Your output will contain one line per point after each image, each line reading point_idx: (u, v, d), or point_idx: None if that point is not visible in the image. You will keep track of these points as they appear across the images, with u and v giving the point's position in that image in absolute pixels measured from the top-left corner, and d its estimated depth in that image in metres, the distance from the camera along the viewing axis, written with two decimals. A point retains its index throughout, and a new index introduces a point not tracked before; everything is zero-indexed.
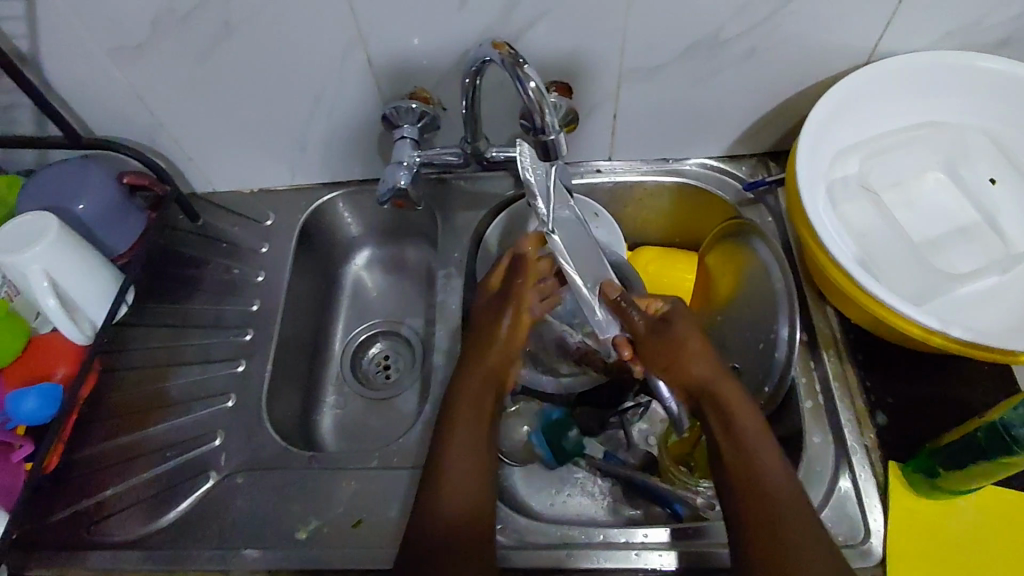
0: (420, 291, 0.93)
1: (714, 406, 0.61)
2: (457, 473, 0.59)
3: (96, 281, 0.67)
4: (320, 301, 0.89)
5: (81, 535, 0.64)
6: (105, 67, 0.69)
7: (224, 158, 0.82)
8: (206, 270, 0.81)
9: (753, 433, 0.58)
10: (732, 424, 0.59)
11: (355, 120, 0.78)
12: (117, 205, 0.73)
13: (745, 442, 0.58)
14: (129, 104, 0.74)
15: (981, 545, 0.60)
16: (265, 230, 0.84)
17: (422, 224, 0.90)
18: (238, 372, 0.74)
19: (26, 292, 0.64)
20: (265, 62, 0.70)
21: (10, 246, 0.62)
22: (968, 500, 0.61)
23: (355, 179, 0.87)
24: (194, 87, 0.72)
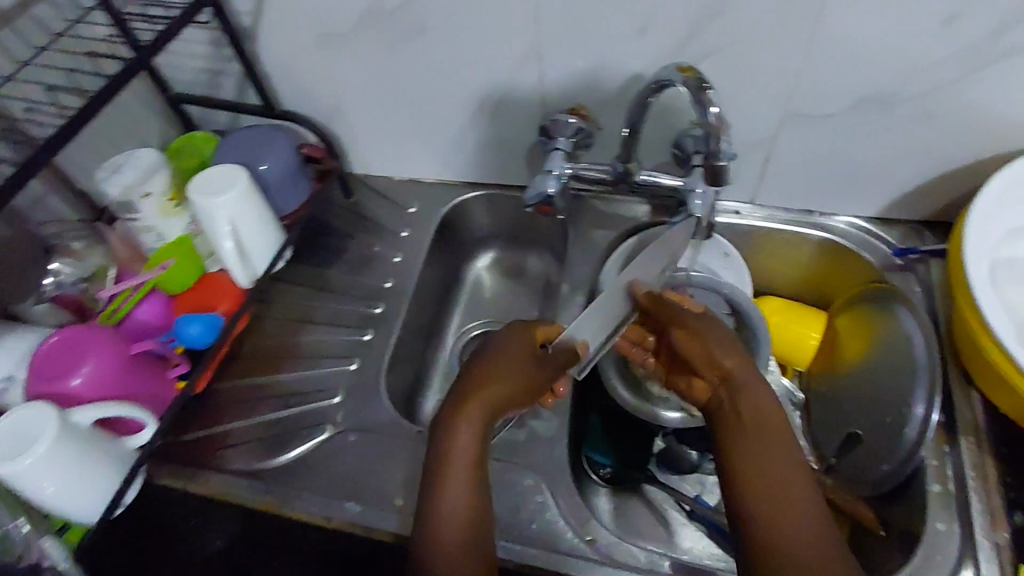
0: (535, 299, 0.96)
1: (741, 442, 0.54)
2: (463, 495, 0.54)
3: (266, 234, 0.73)
4: (443, 292, 0.93)
5: (207, 457, 0.70)
6: (307, 50, 0.77)
7: (385, 146, 0.89)
8: (350, 244, 0.88)
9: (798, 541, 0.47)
10: (758, 495, 0.51)
11: (511, 128, 0.82)
12: (293, 171, 0.81)
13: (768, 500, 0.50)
14: (318, 85, 0.82)
15: None
16: (407, 216, 0.90)
17: (549, 236, 0.93)
18: (363, 340, 0.80)
19: (206, 231, 0.71)
20: (444, 63, 0.75)
21: (205, 189, 0.68)
22: None
23: (497, 183, 0.91)
24: (377, 78, 0.79)
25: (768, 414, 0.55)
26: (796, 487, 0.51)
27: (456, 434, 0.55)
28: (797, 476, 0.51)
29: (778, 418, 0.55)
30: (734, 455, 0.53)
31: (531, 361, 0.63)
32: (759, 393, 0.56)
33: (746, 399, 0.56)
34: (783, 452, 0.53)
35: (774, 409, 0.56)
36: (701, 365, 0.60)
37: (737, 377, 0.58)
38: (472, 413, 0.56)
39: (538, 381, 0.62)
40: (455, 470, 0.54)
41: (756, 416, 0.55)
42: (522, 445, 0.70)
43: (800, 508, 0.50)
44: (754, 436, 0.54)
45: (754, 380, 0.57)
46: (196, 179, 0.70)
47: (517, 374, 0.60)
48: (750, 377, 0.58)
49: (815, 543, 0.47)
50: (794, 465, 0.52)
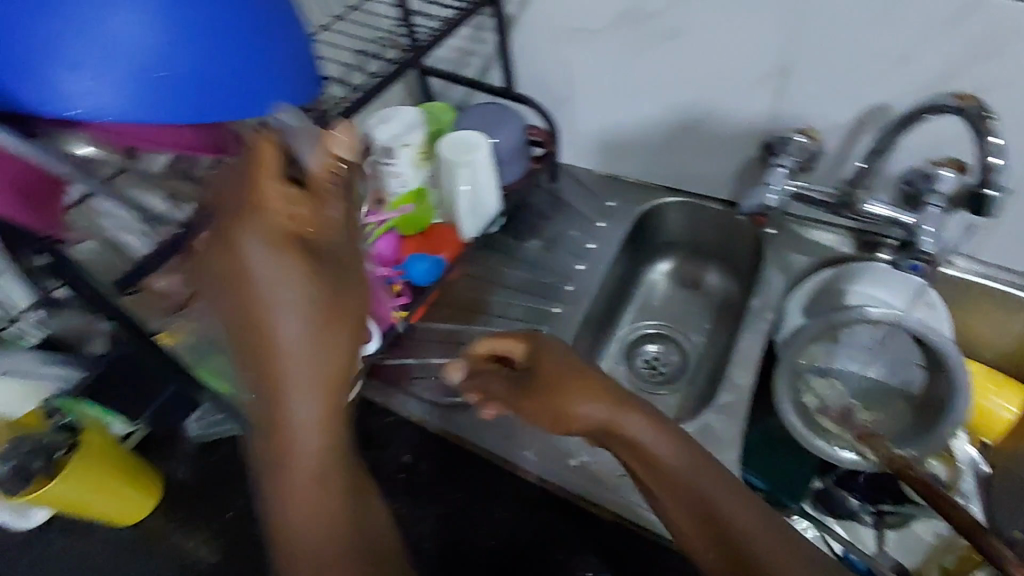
0: (708, 313, 0.97)
1: (631, 460, 0.53)
2: (315, 525, 0.50)
3: (492, 196, 0.81)
4: (622, 288, 0.97)
5: (403, 381, 0.78)
6: (558, 41, 0.85)
7: (598, 141, 0.95)
8: (549, 225, 0.94)
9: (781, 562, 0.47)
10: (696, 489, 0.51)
11: (731, 141, 0.85)
12: (517, 148, 0.89)
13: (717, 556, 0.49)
14: (555, 74, 0.89)
15: None
16: (605, 210, 0.95)
17: (737, 254, 0.94)
18: (553, 313, 0.85)
19: (442, 186, 0.80)
20: (686, 68, 0.80)
21: (455, 148, 0.77)
22: None
23: (697, 194, 0.93)
24: (614, 76, 0.85)
25: (631, 445, 0.53)
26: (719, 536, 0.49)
27: (283, 489, 0.50)
28: (696, 471, 0.51)
29: (669, 438, 0.53)
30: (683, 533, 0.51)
31: (291, 295, 0.44)
32: (632, 419, 0.53)
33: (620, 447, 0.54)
34: (694, 477, 0.51)
35: (606, 395, 0.54)
36: (581, 425, 0.54)
37: (594, 392, 0.54)
38: (296, 393, 0.46)
39: (343, 320, 0.46)
40: (289, 475, 0.49)
41: (603, 430, 0.54)
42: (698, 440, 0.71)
43: (754, 540, 0.48)
44: (683, 493, 0.51)
45: (638, 409, 0.54)
46: (447, 138, 0.78)
47: (300, 318, 0.44)
48: (598, 393, 0.54)
49: (790, 567, 0.47)
50: (716, 488, 0.51)
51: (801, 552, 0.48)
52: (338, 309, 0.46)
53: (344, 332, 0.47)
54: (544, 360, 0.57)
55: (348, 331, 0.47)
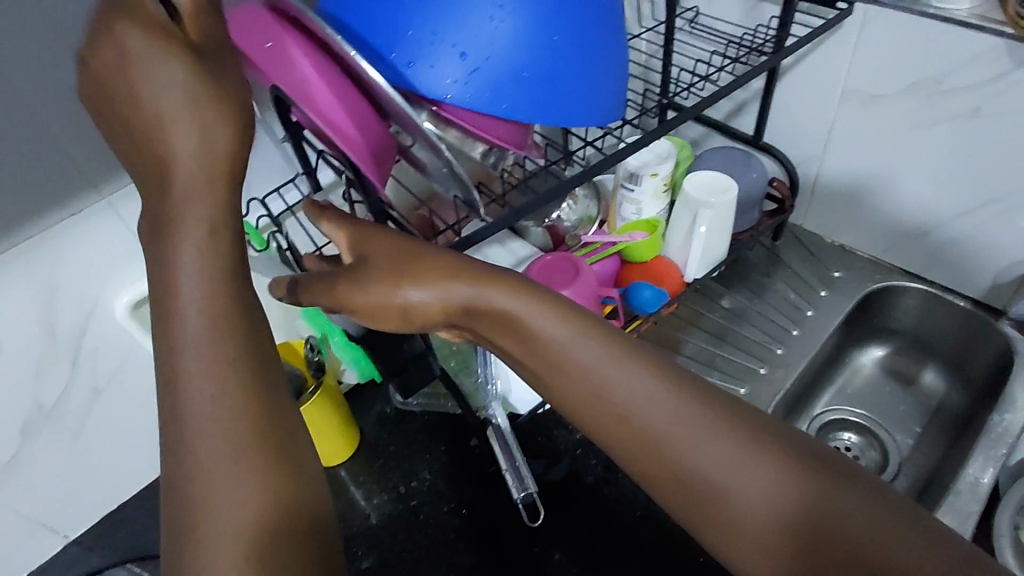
0: (920, 415, 0.88)
1: (624, 435, 0.44)
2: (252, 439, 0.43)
3: (723, 242, 0.80)
4: (827, 364, 0.90)
5: None
6: (831, 99, 0.82)
7: (839, 207, 0.90)
8: (766, 283, 0.91)
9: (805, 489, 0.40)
10: (648, 412, 0.44)
11: (1002, 236, 0.77)
12: (755, 198, 0.86)
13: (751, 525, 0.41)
14: (816, 132, 0.86)
15: None
16: (828, 278, 0.90)
17: (972, 360, 0.85)
18: (758, 372, 0.82)
19: (677, 220, 0.80)
20: (972, 151, 0.74)
21: (703, 190, 0.77)
22: None
23: (939, 284, 0.86)
24: (883, 145, 0.81)
25: (573, 365, 0.45)
26: (740, 493, 0.41)
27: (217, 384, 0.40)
28: (685, 424, 0.43)
29: (656, 380, 0.44)
30: (699, 505, 0.42)
31: (444, 271, 0.47)
32: (581, 359, 0.45)
33: (612, 430, 0.45)
34: (695, 433, 0.43)
35: (557, 329, 0.46)
36: (426, 310, 0.47)
37: (471, 280, 0.47)
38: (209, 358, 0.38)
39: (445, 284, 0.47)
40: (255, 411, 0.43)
41: (585, 390, 0.45)
42: None
43: (809, 489, 0.40)
44: (697, 460, 0.42)
45: (581, 327, 0.46)
46: (696, 178, 0.78)
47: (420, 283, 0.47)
48: (516, 308, 0.46)
49: (864, 513, 0.38)
50: (655, 396, 0.44)
51: (851, 471, 0.41)
52: (417, 258, 0.48)
53: (448, 281, 0.47)
54: (463, 270, 0.47)
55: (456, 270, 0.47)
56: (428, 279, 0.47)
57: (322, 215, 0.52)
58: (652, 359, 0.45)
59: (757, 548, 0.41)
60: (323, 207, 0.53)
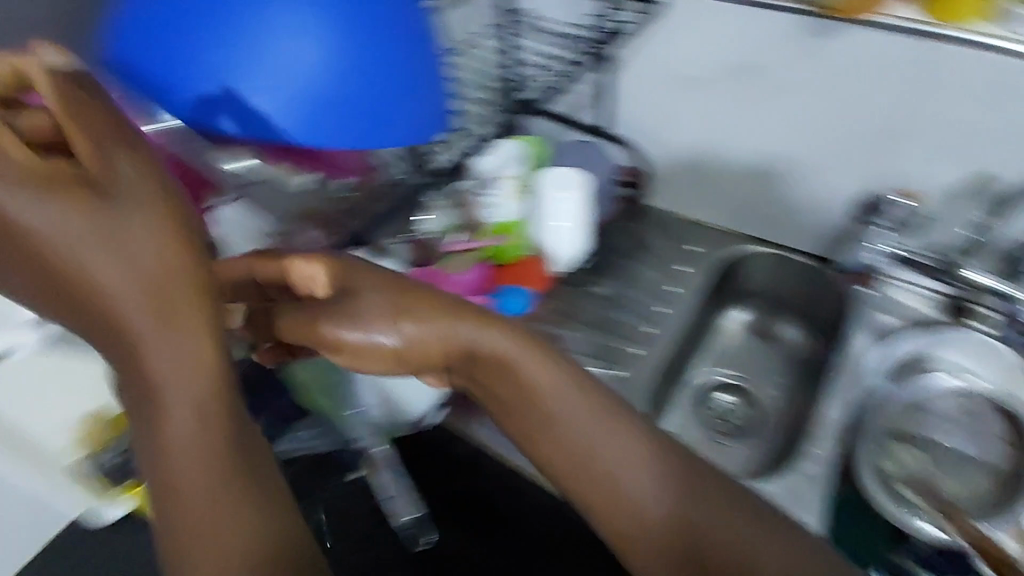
0: (783, 368, 0.95)
1: (559, 461, 0.46)
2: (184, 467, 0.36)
3: (582, 233, 0.84)
4: (697, 333, 0.96)
5: None
6: (668, 86, 0.86)
7: (688, 185, 0.95)
8: (632, 264, 0.94)
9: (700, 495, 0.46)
10: (569, 416, 0.46)
11: (829, 194, 0.85)
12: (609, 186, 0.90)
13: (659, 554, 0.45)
14: (658, 118, 0.90)
15: None
16: (687, 254, 0.95)
17: (819, 310, 0.93)
18: (635, 353, 0.85)
19: (541, 219, 0.82)
20: (792, 120, 0.81)
21: (556, 185, 0.80)
22: None
23: (782, 245, 0.93)
24: (719, 124, 0.86)
25: (499, 364, 0.46)
26: (654, 526, 0.45)
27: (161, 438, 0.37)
28: (597, 428, 0.46)
29: (606, 425, 0.46)
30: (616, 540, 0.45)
31: (364, 304, 0.45)
32: (531, 393, 0.46)
33: (550, 448, 0.46)
34: (621, 475, 0.45)
35: (505, 351, 0.46)
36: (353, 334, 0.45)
37: (412, 294, 0.46)
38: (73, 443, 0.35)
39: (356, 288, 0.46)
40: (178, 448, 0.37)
41: (513, 387, 0.46)
42: None
43: (699, 496, 0.46)
44: (620, 496, 0.45)
45: (524, 365, 0.46)
46: (548, 174, 0.81)
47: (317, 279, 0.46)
48: (456, 345, 0.46)
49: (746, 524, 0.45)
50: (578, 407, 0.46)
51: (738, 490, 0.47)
52: (353, 281, 0.46)
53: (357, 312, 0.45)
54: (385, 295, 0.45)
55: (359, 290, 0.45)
56: (327, 328, 0.45)
57: (279, 260, 0.46)
58: (606, 402, 0.47)
59: (648, 547, 0.45)
60: (294, 249, 0.46)
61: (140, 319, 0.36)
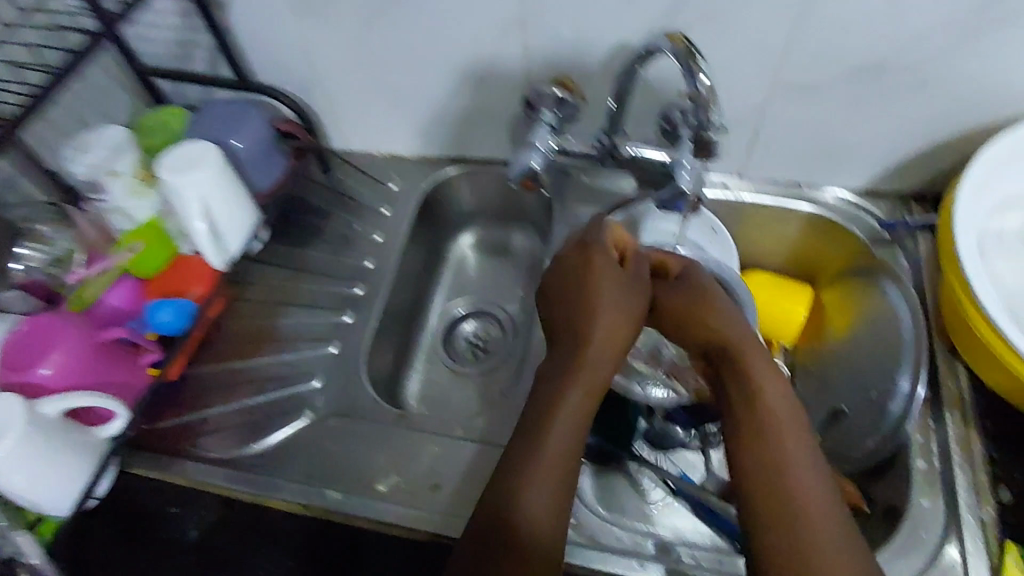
0: (521, 279, 0.93)
1: (577, 384, 0.55)
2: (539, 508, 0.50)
3: (238, 214, 0.71)
4: (425, 271, 0.91)
5: (185, 445, 0.69)
6: (281, 19, 0.72)
7: (365, 119, 0.85)
8: (328, 221, 0.85)
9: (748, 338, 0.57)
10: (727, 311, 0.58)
11: (493, 101, 0.78)
12: (266, 147, 0.76)
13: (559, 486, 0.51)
14: (293, 56, 0.77)
15: None
16: (388, 193, 0.87)
17: (537, 212, 0.90)
18: (344, 322, 0.78)
19: (174, 213, 0.68)
20: (419, 34, 0.71)
21: (175, 167, 0.65)
22: None
23: (480, 159, 0.88)
24: (353, 49, 0.75)
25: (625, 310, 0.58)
26: (822, 504, 0.48)
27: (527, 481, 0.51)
28: (700, 301, 0.60)
29: (773, 381, 0.54)
30: (541, 456, 0.51)
31: (618, 293, 0.58)
32: (580, 381, 0.55)
33: (570, 391, 0.54)
34: (766, 395, 0.53)
35: (627, 336, 0.57)
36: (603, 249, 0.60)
37: (602, 266, 0.59)
38: None
39: (616, 344, 0.57)
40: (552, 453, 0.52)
41: (619, 328, 0.57)
42: None
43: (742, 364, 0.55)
44: (795, 473, 0.49)
45: (754, 352, 0.55)
46: (164, 158, 0.66)
47: (607, 314, 0.57)
48: (621, 342, 0.57)
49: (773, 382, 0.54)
50: (696, 285, 0.61)
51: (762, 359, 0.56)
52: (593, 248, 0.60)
53: (603, 319, 0.57)
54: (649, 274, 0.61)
55: (638, 296, 0.59)
56: (598, 298, 0.57)
57: (596, 241, 0.60)
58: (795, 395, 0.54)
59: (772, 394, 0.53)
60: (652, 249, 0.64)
61: (578, 287, 0.59)
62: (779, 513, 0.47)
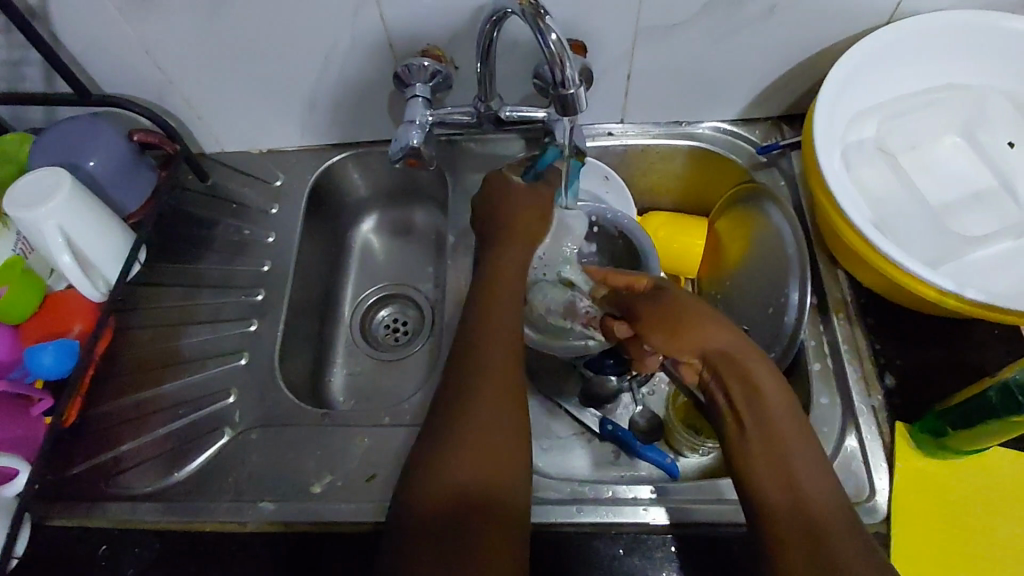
0: (429, 255, 0.92)
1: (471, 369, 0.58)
2: (447, 533, 0.49)
3: (108, 240, 0.68)
4: (329, 262, 0.88)
5: (102, 488, 0.65)
6: (113, 21, 0.67)
7: (234, 117, 0.80)
8: (216, 230, 0.81)
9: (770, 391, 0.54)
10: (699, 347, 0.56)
11: (364, 80, 0.76)
12: (129, 163, 0.73)
13: (489, 419, 0.55)
14: (138, 60, 0.71)
15: (972, 512, 0.59)
16: (274, 191, 0.84)
17: (431, 188, 0.89)
18: (250, 331, 0.75)
19: (38, 246, 0.65)
20: (269, 20, 0.68)
21: (25, 201, 0.62)
22: (959, 463, 0.61)
23: (364, 141, 0.85)
24: (201, 43, 0.70)
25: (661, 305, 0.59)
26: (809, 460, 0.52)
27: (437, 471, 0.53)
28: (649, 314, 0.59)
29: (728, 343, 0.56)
30: (464, 426, 0.55)
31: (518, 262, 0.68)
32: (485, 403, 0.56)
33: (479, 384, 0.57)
34: (759, 377, 0.54)
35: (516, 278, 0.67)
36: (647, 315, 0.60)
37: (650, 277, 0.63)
38: None
39: (496, 294, 0.64)
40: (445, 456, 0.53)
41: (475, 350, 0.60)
42: (434, 404, 0.69)
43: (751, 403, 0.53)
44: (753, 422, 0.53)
45: (752, 356, 0.55)
46: (12, 191, 0.63)
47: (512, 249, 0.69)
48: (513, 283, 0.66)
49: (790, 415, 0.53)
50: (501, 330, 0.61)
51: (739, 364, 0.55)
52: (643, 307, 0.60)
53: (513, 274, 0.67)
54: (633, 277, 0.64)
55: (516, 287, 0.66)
56: (505, 262, 0.68)
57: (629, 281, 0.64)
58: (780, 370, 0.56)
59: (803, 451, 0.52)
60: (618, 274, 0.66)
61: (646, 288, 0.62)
62: (762, 457, 0.52)
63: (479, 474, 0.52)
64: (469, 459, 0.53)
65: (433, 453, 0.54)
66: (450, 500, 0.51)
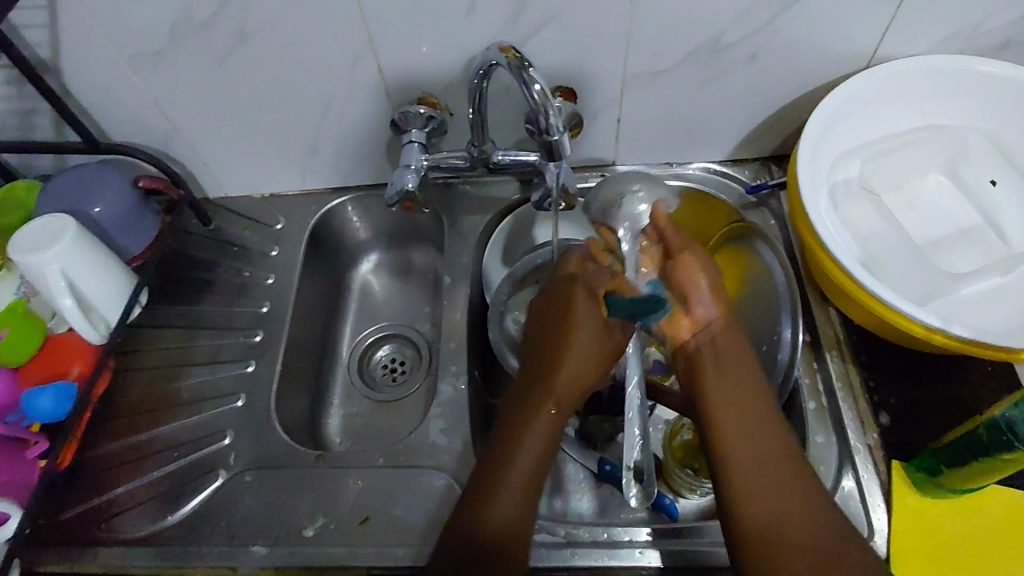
0: (427, 295, 0.93)
1: (540, 421, 0.58)
2: (508, 505, 0.55)
3: (111, 283, 0.69)
4: (327, 303, 0.89)
5: (93, 532, 0.65)
6: (122, 73, 0.70)
7: (237, 163, 0.83)
8: (217, 273, 0.83)
9: (776, 447, 0.56)
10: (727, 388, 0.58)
11: (363, 126, 0.78)
12: (133, 208, 0.75)
13: (540, 453, 0.58)
14: (145, 110, 0.74)
15: (974, 553, 0.58)
16: (275, 234, 0.85)
17: (428, 229, 0.90)
18: (247, 372, 0.76)
19: (40, 290, 0.66)
20: (271, 71, 0.70)
21: (32, 245, 0.64)
22: (960, 504, 0.60)
23: (363, 184, 0.87)
24: (206, 94, 0.73)
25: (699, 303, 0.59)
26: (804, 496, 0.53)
27: (499, 488, 0.56)
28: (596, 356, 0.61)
29: (764, 422, 0.57)
30: (518, 457, 0.57)
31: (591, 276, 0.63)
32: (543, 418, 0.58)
33: (540, 427, 0.58)
34: (763, 438, 0.56)
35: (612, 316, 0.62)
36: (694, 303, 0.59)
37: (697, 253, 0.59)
38: None
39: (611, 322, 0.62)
40: (514, 473, 0.56)
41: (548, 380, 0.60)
42: (429, 444, 0.69)
43: (779, 467, 0.55)
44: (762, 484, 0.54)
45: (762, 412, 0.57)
46: (21, 235, 0.65)
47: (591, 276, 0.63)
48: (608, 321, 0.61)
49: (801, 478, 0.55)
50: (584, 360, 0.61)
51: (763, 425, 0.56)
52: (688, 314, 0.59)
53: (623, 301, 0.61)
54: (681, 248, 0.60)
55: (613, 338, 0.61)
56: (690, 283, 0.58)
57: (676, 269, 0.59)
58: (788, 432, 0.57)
59: (800, 503, 0.53)
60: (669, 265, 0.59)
61: (690, 264, 0.59)
62: (785, 524, 0.52)
63: (517, 509, 0.55)
64: (518, 497, 0.56)
65: (490, 486, 0.56)
66: (510, 533, 0.54)
